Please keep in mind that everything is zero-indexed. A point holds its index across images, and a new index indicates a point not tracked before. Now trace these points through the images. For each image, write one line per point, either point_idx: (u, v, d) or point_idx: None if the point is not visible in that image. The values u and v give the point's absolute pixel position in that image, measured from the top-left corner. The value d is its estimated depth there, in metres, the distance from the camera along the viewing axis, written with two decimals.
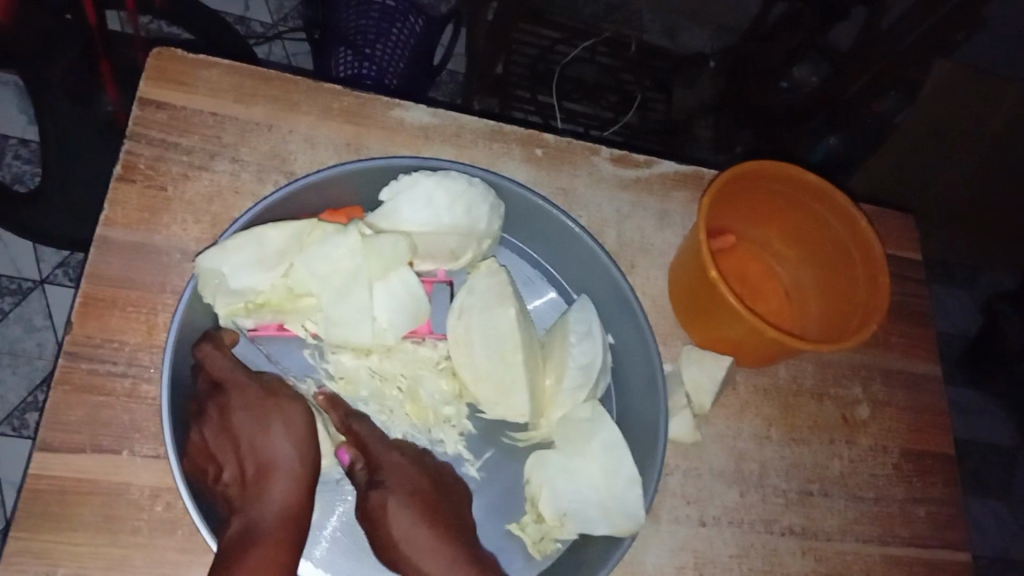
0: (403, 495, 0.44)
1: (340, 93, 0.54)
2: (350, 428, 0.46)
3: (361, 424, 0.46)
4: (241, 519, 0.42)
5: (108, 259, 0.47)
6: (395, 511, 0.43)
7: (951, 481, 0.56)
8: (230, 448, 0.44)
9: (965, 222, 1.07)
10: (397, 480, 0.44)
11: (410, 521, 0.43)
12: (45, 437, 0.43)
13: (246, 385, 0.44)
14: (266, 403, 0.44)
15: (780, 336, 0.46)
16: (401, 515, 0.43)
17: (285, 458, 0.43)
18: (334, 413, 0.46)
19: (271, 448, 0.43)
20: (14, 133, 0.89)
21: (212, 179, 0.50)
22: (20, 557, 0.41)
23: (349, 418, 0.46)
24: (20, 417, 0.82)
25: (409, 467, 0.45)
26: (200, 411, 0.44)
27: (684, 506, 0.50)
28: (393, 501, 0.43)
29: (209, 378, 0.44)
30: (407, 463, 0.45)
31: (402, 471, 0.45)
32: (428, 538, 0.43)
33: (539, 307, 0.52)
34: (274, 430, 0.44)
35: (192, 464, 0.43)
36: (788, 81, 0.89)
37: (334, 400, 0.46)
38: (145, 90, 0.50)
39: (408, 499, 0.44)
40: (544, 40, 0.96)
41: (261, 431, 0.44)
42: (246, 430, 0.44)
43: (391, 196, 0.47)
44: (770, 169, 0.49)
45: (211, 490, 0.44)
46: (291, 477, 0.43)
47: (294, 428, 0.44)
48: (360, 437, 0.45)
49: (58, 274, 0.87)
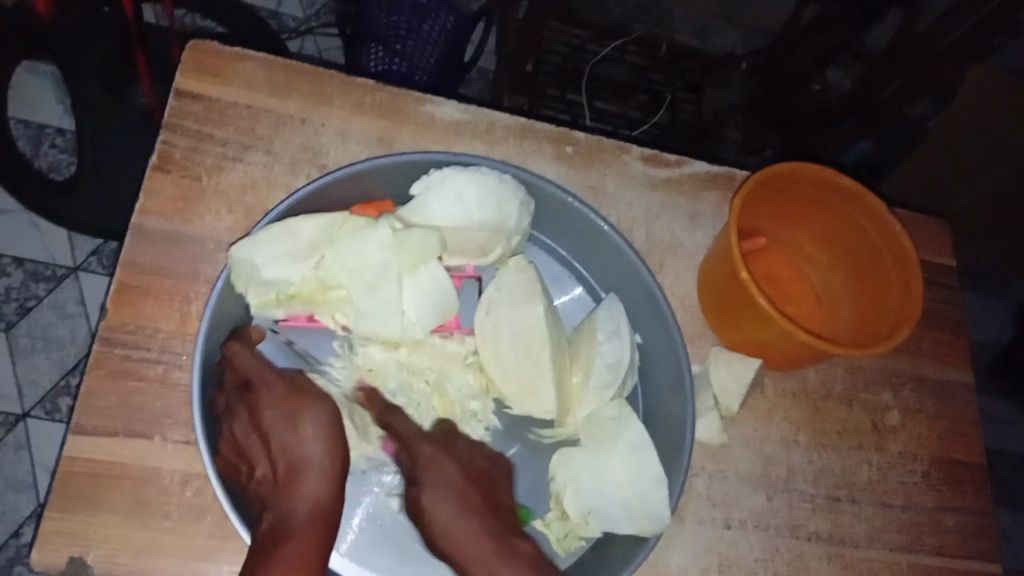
0: (439, 489, 0.45)
1: (374, 88, 0.54)
2: (388, 424, 0.46)
3: (400, 420, 0.46)
4: (273, 514, 0.43)
5: (143, 248, 0.47)
6: (432, 507, 0.45)
7: (981, 490, 0.55)
8: (261, 446, 0.46)
9: (998, 230, 1.05)
10: (432, 475, 0.45)
11: (449, 514, 0.45)
12: (79, 421, 0.43)
13: (273, 382, 0.46)
14: (296, 399, 0.46)
15: (811, 339, 0.45)
16: (439, 508, 0.45)
17: (316, 455, 0.44)
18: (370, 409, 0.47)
19: (302, 445, 0.45)
20: (51, 123, 0.90)
21: (246, 171, 0.50)
22: (52, 539, 0.41)
23: (386, 414, 0.47)
24: (51, 402, 0.83)
25: (444, 463, 0.46)
26: (229, 409, 0.45)
27: (710, 507, 0.49)
28: (428, 497, 0.45)
29: (236, 377, 0.45)
30: (443, 459, 0.46)
31: (439, 468, 0.46)
32: (465, 525, 0.45)
33: (566, 303, 0.52)
34: (304, 428, 0.45)
35: (226, 463, 0.44)
36: (820, 84, 0.91)
37: (371, 398, 0.47)
38: (183, 81, 0.51)
39: (444, 493, 0.45)
40: (575, 39, 0.96)
41: (291, 429, 0.45)
42: (277, 427, 0.46)
43: (422, 191, 0.48)
44: (802, 171, 0.48)
45: (243, 489, 0.45)
46: (322, 473, 0.44)
47: (325, 424, 0.45)
48: (399, 432, 0.46)
49: (91, 262, 0.88)
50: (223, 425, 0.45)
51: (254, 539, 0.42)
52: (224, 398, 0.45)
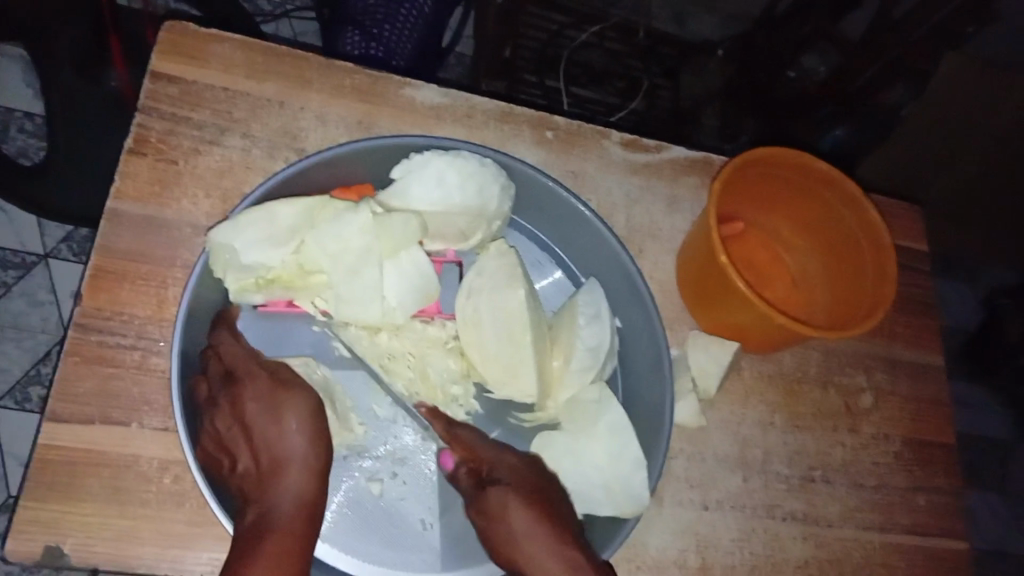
0: (522, 495, 0.43)
1: (352, 71, 0.54)
2: (455, 435, 0.45)
3: (465, 429, 0.46)
4: (256, 509, 0.42)
5: (118, 232, 0.47)
6: (514, 507, 0.43)
7: (950, 470, 0.56)
8: (242, 438, 0.44)
9: (968, 216, 1.07)
10: (512, 478, 0.44)
11: (529, 521, 0.43)
12: (54, 408, 0.43)
13: (255, 373, 0.44)
14: (276, 392, 0.44)
15: (788, 322, 0.46)
16: (519, 514, 0.43)
17: (298, 450, 0.43)
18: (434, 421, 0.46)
19: (286, 439, 0.43)
20: (20, 106, 0.88)
21: (223, 155, 0.50)
22: (28, 527, 0.41)
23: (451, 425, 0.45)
24: (22, 391, 0.82)
25: (522, 468, 0.45)
26: (211, 400, 0.44)
27: (688, 489, 0.50)
28: (511, 500, 0.43)
29: (221, 366, 0.44)
30: (521, 464, 0.45)
31: (517, 472, 0.44)
32: (544, 535, 0.42)
33: (546, 288, 0.52)
34: (286, 421, 0.44)
35: (205, 455, 0.44)
36: (796, 70, 0.90)
37: (436, 411, 0.46)
38: (157, 63, 0.50)
39: (524, 496, 0.43)
40: (553, 24, 0.95)
41: (275, 423, 0.44)
42: (259, 419, 0.44)
43: (402, 174, 0.47)
44: (779, 156, 0.49)
45: (225, 481, 0.44)
46: (304, 467, 0.43)
47: (306, 417, 0.43)
48: (466, 441, 0.45)
49: (61, 249, 0.87)
50: (204, 415, 0.44)
51: (237, 534, 0.41)
52: (205, 386, 0.44)
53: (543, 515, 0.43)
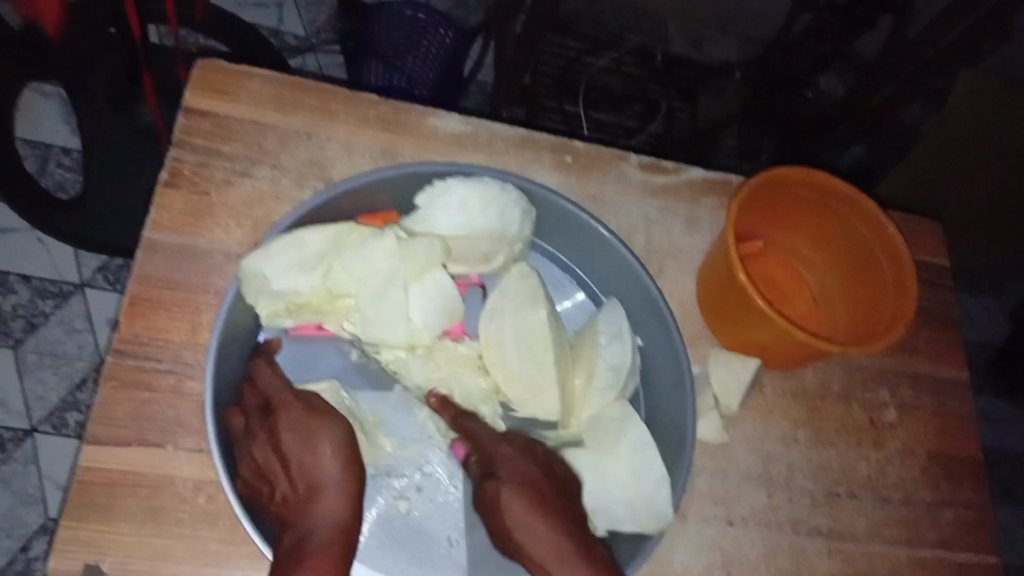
0: (516, 484, 0.42)
1: (377, 102, 0.55)
2: (463, 424, 0.47)
3: (470, 420, 0.47)
4: (293, 533, 0.41)
5: (154, 261, 0.49)
6: (509, 499, 0.42)
7: (978, 485, 0.56)
8: (278, 466, 0.43)
9: (991, 232, 1.07)
10: (509, 468, 0.43)
11: (523, 511, 0.41)
12: (94, 431, 0.44)
13: (290, 403, 0.44)
14: (311, 420, 0.44)
15: (807, 339, 0.46)
16: (515, 504, 0.41)
17: (333, 476, 0.42)
18: (445, 413, 0.48)
19: (318, 463, 0.42)
20: (58, 143, 0.92)
21: (253, 185, 0.52)
22: (69, 546, 0.42)
23: (460, 415, 0.47)
24: (60, 417, 0.85)
25: (521, 459, 0.44)
26: (250, 430, 0.44)
27: (712, 505, 0.50)
28: (505, 490, 0.42)
29: (257, 398, 0.45)
30: (521, 456, 0.44)
31: (516, 466, 0.43)
32: (541, 521, 0.41)
33: (569, 308, 0.53)
34: (322, 447, 0.43)
35: (246, 486, 0.44)
36: (813, 90, 0.92)
37: (446, 401, 0.48)
38: (190, 98, 0.52)
39: (521, 488, 0.42)
40: (571, 51, 0.98)
41: (310, 448, 0.43)
42: (293, 447, 0.43)
43: (426, 201, 0.49)
44: (795, 175, 0.50)
45: (265, 509, 0.44)
46: (339, 491, 0.42)
47: (341, 444, 0.43)
48: (471, 432, 0.46)
49: (97, 278, 0.90)
50: (241, 447, 0.45)
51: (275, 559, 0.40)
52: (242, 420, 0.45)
53: (540, 501, 0.42)
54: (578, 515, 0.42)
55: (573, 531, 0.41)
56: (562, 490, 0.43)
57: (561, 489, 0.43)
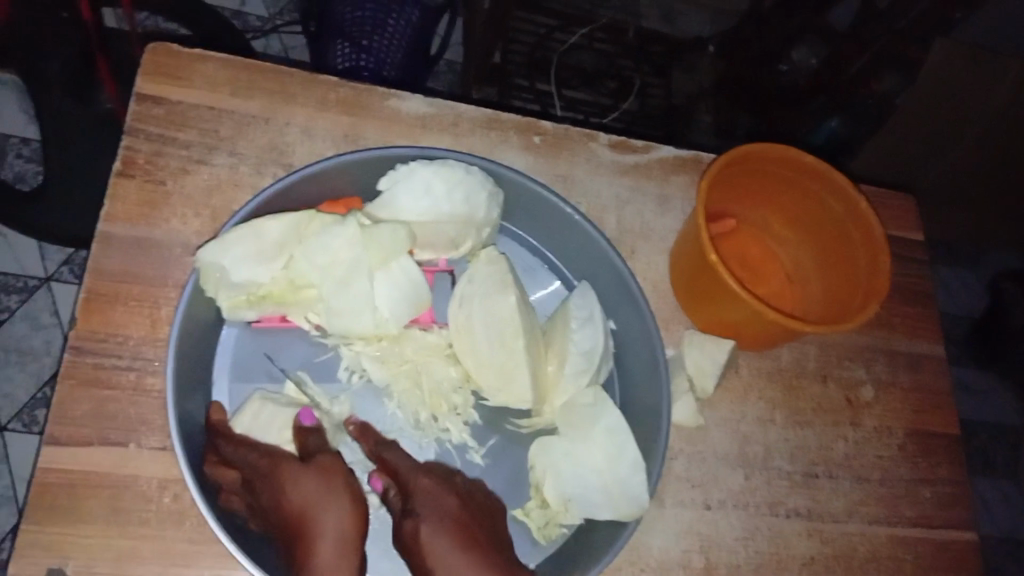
0: (437, 522, 0.42)
1: (338, 84, 0.54)
2: (381, 457, 0.44)
3: (391, 451, 0.45)
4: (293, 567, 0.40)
5: (109, 254, 0.47)
6: (429, 537, 0.42)
7: (954, 459, 0.56)
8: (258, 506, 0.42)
9: (965, 203, 1.07)
10: (430, 504, 0.43)
11: (446, 546, 0.42)
12: (52, 432, 0.43)
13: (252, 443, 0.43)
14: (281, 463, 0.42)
15: (781, 318, 0.46)
16: (435, 542, 0.42)
17: (314, 497, 0.41)
18: (363, 443, 0.45)
19: (301, 493, 0.41)
20: (15, 132, 0.89)
21: (211, 173, 0.50)
22: (29, 552, 0.41)
23: (380, 447, 0.45)
24: (28, 415, 0.83)
25: (440, 493, 0.43)
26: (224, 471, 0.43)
27: (689, 489, 0.50)
28: (426, 529, 0.42)
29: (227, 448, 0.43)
30: (439, 488, 0.44)
31: (435, 499, 0.43)
32: (466, 559, 0.41)
33: (541, 295, 0.52)
34: (299, 476, 0.41)
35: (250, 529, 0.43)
36: (786, 64, 0.90)
37: (365, 430, 0.46)
38: (142, 84, 0.50)
39: (445, 525, 0.42)
40: (541, 28, 0.96)
41: (287, 482, 0.41)
42: (267, 485, 0.42)
43: (390, 185, 0.48)
44: (766, 152, 0.49)
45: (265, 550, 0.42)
46: (335, 509, 0.41)
47: (316, 470, 0.42)
48: (391, 465, 0.44)
49: (62, 272, 0.87)
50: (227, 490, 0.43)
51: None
52: (237, 497, 0.43)
53: (461, 540, 0.42)
54: (497, 543, 0.43)
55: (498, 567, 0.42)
56: (479, 523, 0.43)
57: (481, 523, 0.43)
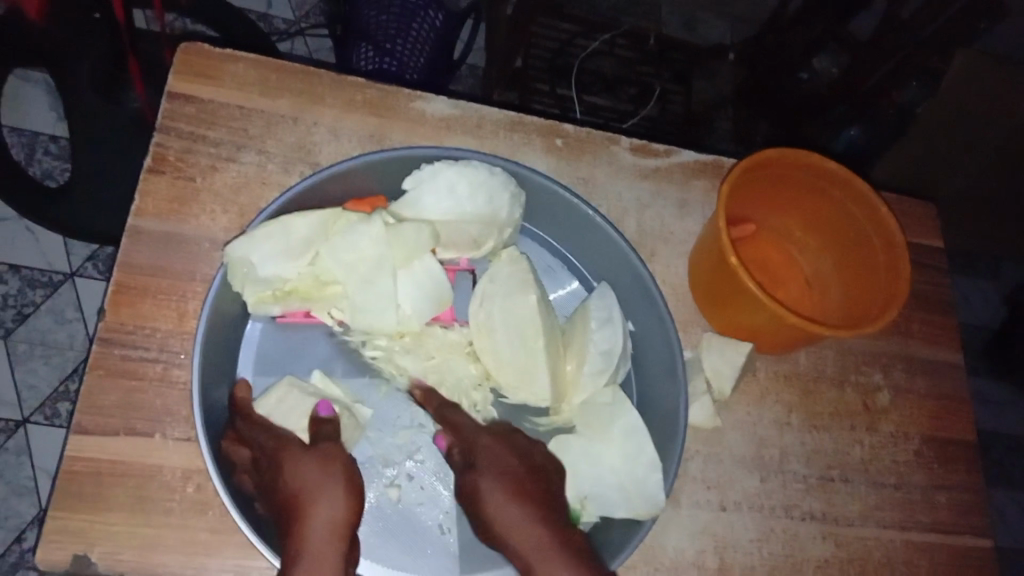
0: (494, 476, 0.42)
1: (364, 86, 0.55)
2: (446, 417, 0.46)
3: (454, 413, 0.46)
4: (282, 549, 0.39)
5: (139, 248, 0.48)
6: (486, 489, 0.42)
7: (972, 467, 0.56)
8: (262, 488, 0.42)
9: (986, 213, 1.07)
10: (490, 462, 0.43)
11: (500, 497, 0.41)
12: (80, 420, 0.44)
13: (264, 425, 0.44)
14: (286, 445, 0.42)
15: (799, 322, 0.46)
16: (492, 493, 0.42)
17: (312, 480, 0.40)
18: (427, 406, 0.47)
19: (298, 476, 0.41)
20: (45, 130, 0.91)
21: (239, 170, 0.51)
22: (55, 537, 0.42)
23: (443, 408, 0.46)
24: (51, 407, 0.84)
25: (502, 451, 0.44)
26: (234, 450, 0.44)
27: (705, 490, 0.50)
28: (483, 482, 0.42)
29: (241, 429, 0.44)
30: (500, 446, 0.44)
31: (495, 457, 0.43)
32: (523, 512, 0.41)
33: (560, 294, 0.53)
34: (301, 460, 0.41)
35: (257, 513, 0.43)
36: (808, 72, 0.90)
37: (427, 395, 0.47)
38: (175, 83, 0.51)
39: (500, 479, 0.42)
40: (563, 34, 0.97)
41: (289, 463, 0.41)
42: (271, 468, 0.42)
43: (414, 185, 0.48)
44: (788, 157, 0.49)
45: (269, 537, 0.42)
46: (331, 492, 0.40)
47: (318, 454, 0.42)
48: (457, 425, 0.45)
49: (87, 268, 0.89)
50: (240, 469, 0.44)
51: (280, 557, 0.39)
52: (249, 478, 0.43)
53: (525, 491, 0.42)
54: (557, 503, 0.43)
55: (551, 520, 0.41)
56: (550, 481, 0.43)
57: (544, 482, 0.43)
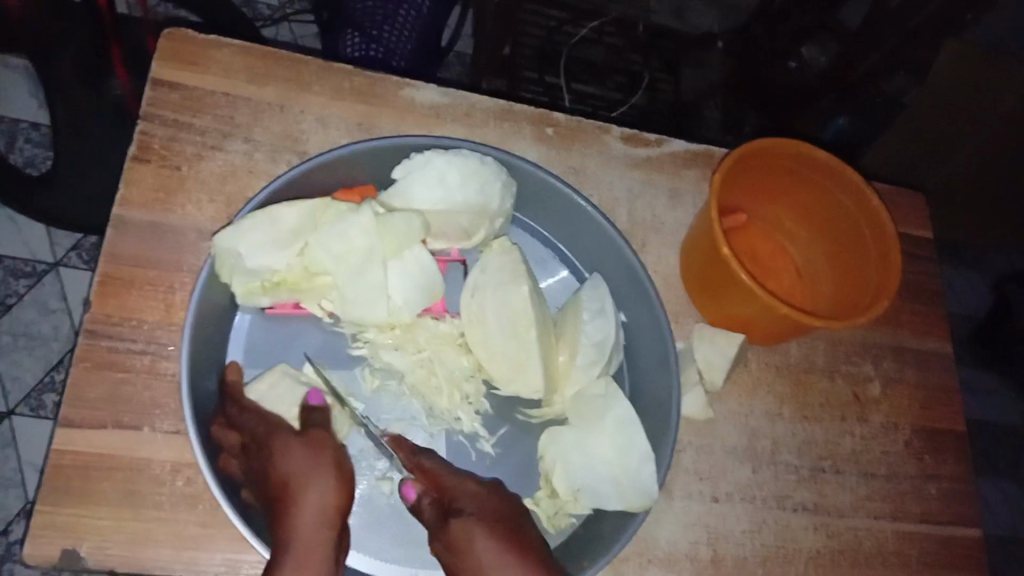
0: (485, 522, 0.40)
1: (352, 73, 0.54)
2: (419, 465, 0.42)
3: (430, 458, 0.43)
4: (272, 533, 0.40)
5: (125, 239, 0.47)
6: (477, 536, 0.39)
7: (961, 457, 0.56)
8: (251, 473, 0.42)
9: (972, 203, 1.07)
10: (473, 504, 0.41)
11: (491, 551, 0.38)
12: (66, 414, 0.43)
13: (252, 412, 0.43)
14: (275, 433, 0.42)
15: (792, 312, 0.46)
16: (484, 543, 0.39)
17: (302, 469, 0.40)
18: (399, 453, 0.43)
19: (290, 464, 0.40)
20: (25, 117, 0.89)
21: (226, 159, 0.50)
22: (42, 533, 0.41)
23: (417, 456, 0.43)
24: (36, 398, 0.83)
25: (485, 495, 0.41)
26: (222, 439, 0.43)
27: (697, 481, 0.50)
28: (475, 527, 0.39)
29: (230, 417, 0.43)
30: (485, 493, 0.42)
31: (482, 502, 0.41)
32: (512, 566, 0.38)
33: (551, 284, 0.52)
34: (291, 446, 0.41)
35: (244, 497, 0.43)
36: (796, 61, 0.90)
37: (399, 441, 0.43)
38: (159, 69, 0.50)
39: (489, 525, 0.39)
40: (552, 21, 0.96)
41: (279, 452, 0.41)
42: (262, 457, 0.41)
43: (404, 174, 0.48)
44: (780, 146, 0.49)
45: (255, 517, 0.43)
46: (321, 482, 0.40)
47: (308, 442, 0.41)
48: (430, 471, 0.42)
49: (71, 257, 0.88)
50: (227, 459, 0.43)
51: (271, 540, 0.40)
52: (235, 461, 0.43)
53: (510, 543, 0.39)
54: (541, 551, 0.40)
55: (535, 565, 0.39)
56: (524, 529, 0.41)
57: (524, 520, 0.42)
